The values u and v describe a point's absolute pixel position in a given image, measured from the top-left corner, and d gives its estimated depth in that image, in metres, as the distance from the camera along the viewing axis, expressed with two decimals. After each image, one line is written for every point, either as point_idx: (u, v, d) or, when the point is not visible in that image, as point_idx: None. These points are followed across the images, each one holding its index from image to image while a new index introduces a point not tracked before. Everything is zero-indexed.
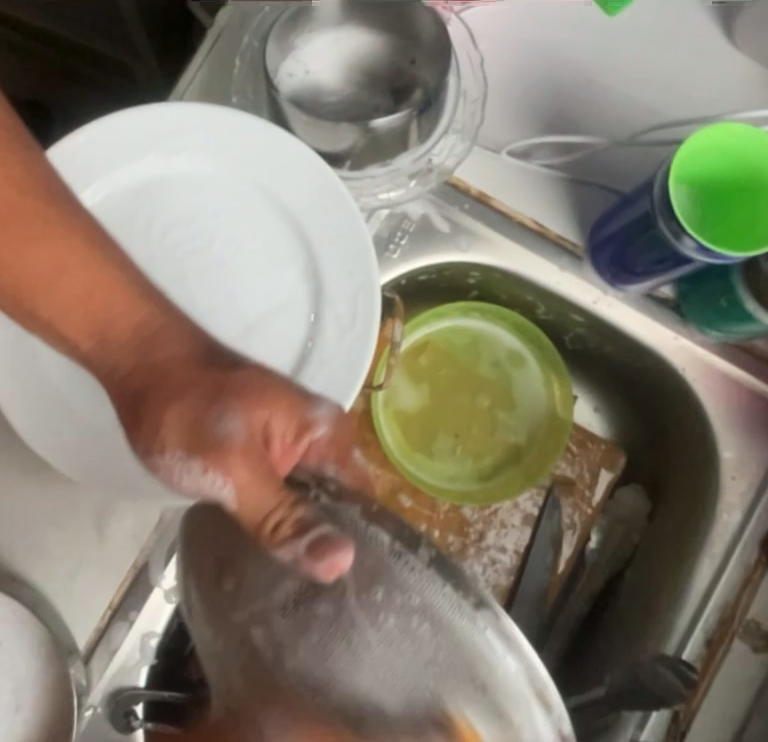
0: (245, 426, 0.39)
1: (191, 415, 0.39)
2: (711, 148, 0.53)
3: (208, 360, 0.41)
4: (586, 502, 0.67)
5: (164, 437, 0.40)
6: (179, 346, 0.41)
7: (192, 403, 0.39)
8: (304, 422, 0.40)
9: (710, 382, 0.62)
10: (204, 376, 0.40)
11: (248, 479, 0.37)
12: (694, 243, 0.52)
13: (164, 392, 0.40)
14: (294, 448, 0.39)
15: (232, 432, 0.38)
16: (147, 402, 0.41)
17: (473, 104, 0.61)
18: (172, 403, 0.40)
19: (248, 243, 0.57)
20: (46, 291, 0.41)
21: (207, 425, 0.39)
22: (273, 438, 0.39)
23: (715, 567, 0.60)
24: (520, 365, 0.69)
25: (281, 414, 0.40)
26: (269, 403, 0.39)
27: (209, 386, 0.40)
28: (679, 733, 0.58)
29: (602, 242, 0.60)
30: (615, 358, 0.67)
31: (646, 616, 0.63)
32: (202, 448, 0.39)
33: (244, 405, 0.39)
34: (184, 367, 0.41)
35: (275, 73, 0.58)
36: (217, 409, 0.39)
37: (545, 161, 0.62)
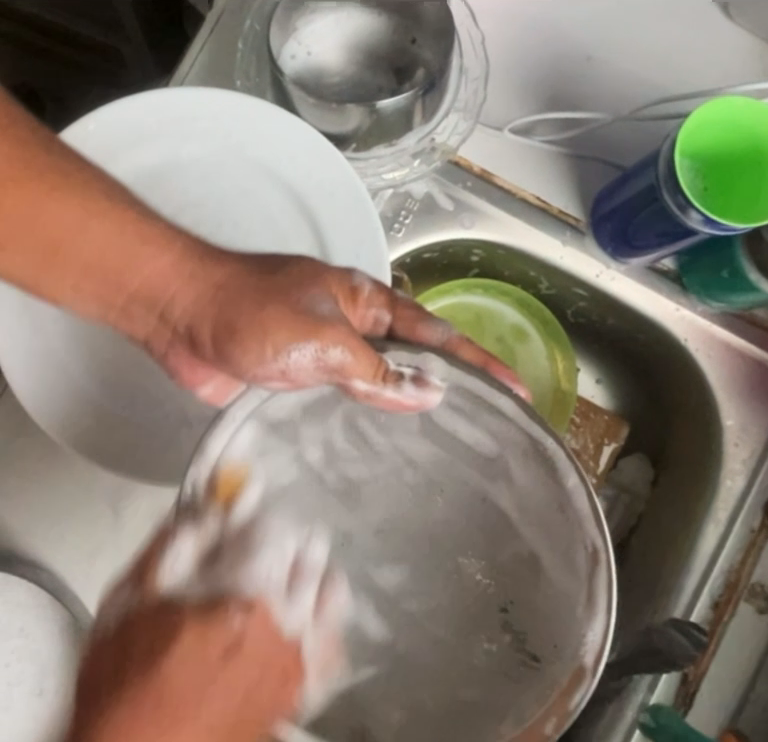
0: (319, 347, 0.40)
1: (275, 316, 0.41)
2: (731, 118, 0.54)
3: (233, 284, 0.42)
4: (591, 472, 0.69)
5: (273, 338, 0.41)
6: (190, 298, 0.42)
7: (275, 300, 0.41)
8: (354, 288, 0.44)
9: (712, 352, 0.64)
10: (244, 294, 0.42)
11: (354, 339, 0.40)
12: (700, 215, 0.54)
13: (226, 321, 0.42)
14: (352, 311, 0.44)
15: (333, 312, 0.41)
16: (232, 319, 0.41)
17: (474, 81, 0.62)
18: (262, 333, 0.41)
19: (254, 210, 0.57)
20: (80, 247, 0.42)
21: (304, 302, 0.41)
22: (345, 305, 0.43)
23: (720, 531, 0.61)
24: (523, 339, 0.70)
25: (283, 331, 0.40)
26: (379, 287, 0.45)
27: (276, 285, 0.42)
28: (688, 693, 0.59)
29: (604, 216, 0.61)
30: (618, 330, 0.68)
31: (652, 581, 0.64)
32: (319, 332, 0.40)
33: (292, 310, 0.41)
34: (232, 288, 0.42)
35: (278, 54, 0.58)
36: (303, 297, 0.41)
37: (546, 138, 0.63)
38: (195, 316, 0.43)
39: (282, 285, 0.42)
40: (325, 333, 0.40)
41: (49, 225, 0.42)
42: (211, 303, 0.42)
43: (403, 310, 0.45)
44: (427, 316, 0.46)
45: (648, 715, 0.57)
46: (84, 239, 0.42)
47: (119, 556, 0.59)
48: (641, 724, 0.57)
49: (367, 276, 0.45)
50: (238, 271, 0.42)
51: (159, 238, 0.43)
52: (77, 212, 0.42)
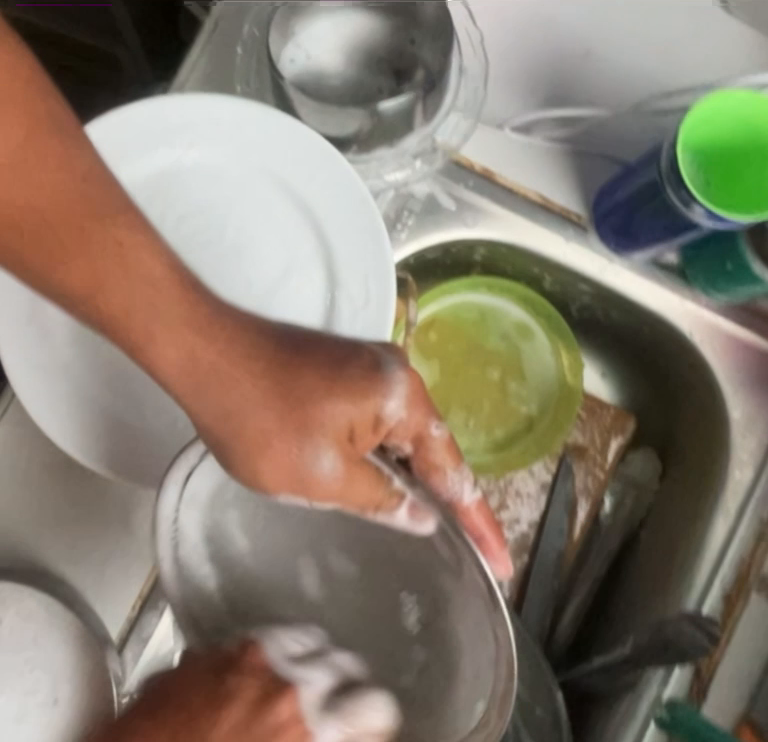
0: (311, 492, 0.44)
1: (281, 455, 0.43)
2: (730, 112, 0.54)
3: (264, 390, 0.42)
4: (599, 467, 0.70)
5: (265, 479, 0.44)
6: (209, 390, 0.42)
7: (285, 442, 0.43)
8: (379, 420, 0.44)
9: (718, 344, 0.64)
10: (264, 409, 0.42)
11: (345, 478, 0.43)
12: (704, 209, 0.54)
13: (234, 430, 0.42)
14: (372, 439, 0.45)
15: (331, 468, 0.43)
16: (231, 440, 0.43)
17: (474, 82, 0.62)
18: (264, 448, 0.43)
19: (238, 265, 0.56)
20: (123, 309, 0.40)
21: (308, 449, 0.43)
22: (358, 430, 0.44)
23: (730, 524, 0.61)
24: (528, 336, 0.70)
25: (278, 440, 0.43)
26: (410, 401, 0.45)
27: (294, 417, 0.42)
28: (703, 687, 0.59)
29: (606, 214, 0.61)
30: (623, 325, 0.69)
31: (662, 574, 0.65)
32: (307, 487, 0.43)
33: (303, 438, 0.43)
34: (250, 400, 0.42)
35: (277, 58, 0.58)
36: (312, 446, 0.43)
37: (549, 136, 0.63)
38: (196, 411, 0.42)
39: (298, 415, 0.42)
40: (313, 485, 0.43)
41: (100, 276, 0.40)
42: (219, 403, 0.42)
43: (431, 451, 0.47)
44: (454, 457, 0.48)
45: (664, 711, 0.58)
46: (108, 297, 0.40)
47: (131, 564, 0.59)
48: (657, 719, 0.58)
49: (397, 394, 0.44)
50: (251, 372, 0.42)
51: (179, 324, 0.41)
52: (125, 275, 0.40)
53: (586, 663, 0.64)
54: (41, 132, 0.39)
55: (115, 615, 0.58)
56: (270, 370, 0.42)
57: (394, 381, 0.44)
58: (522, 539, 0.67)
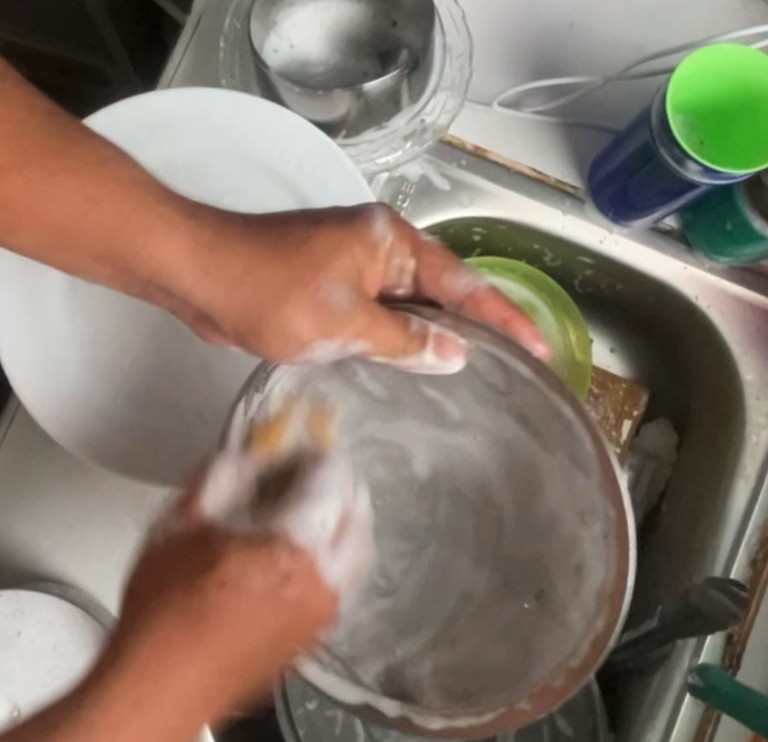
0: (356, 290, 0.44)
1: (311, 276, 0.44)
2: (703, 70, 0.54)
3: (257, 233, 0.44)
4: (613, 442, 0.68)
5: (295, 329, 0.44)
6: (186, 274, 0.43)
7: (299, 288, 0.44)
8: (372, 241, 0.45)
9: (724, 308, 0.63)
10: (276, 270, 0.44)
11: (367, 321, 0.43)
12: (698, 166, 0.53)
13: (274, 292, 0.44)
14: (373, 267, 0.45)
15: (346, 296, 0.44)
16: (269, 291, 0.44)
17: (459, 59, 0.61)
18: (294, 291, 0.44)
19: None
20: (92, 231, 0.42)
21: (323, 288, 0.44)
22: (365, 271, 0.45)
23: (751, 487, 0.60)
24: (533, 314, 0.69)
25: (332, 265, 0.44)
26: (397, 228, 0.46)
27: (298, 263, 0.44)
28: (735, 655, 0.58)
29: (602, 183, 0.61)
30: (627, 295, 0.68)
31: (684, 546, 0.64)
32: (331, 325, 0.44)
33: (337, 268, 0.44)
34: (261, 255, 0.44)
35: (261, 48, 0.58)
36: (320, 282, 0.44)
37: (539, 108, 0.62)
38: (215, 303, 0.44)
39: (297, 271, 0.44)
40: (338, 313, 0.43)
41: (68, 222, 0.41)
42: (225, 284, 0.43)
43: (430, 253, 0.47)
44: (451, 257, 0.48)
45: (697, 677, 0.56)
46: (90, 223, 0.42)
47: None
48: (690, 686, 0.56)
49: (383, 215, 0.46)
50: (247, 248, 0.44)
51: (169, 220, 0.43)
52: (88, 187, 0.41)
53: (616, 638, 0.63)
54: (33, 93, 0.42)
55: None
56: (267, 240, 0.44)
57: (374, 211, 0.46)
58: None
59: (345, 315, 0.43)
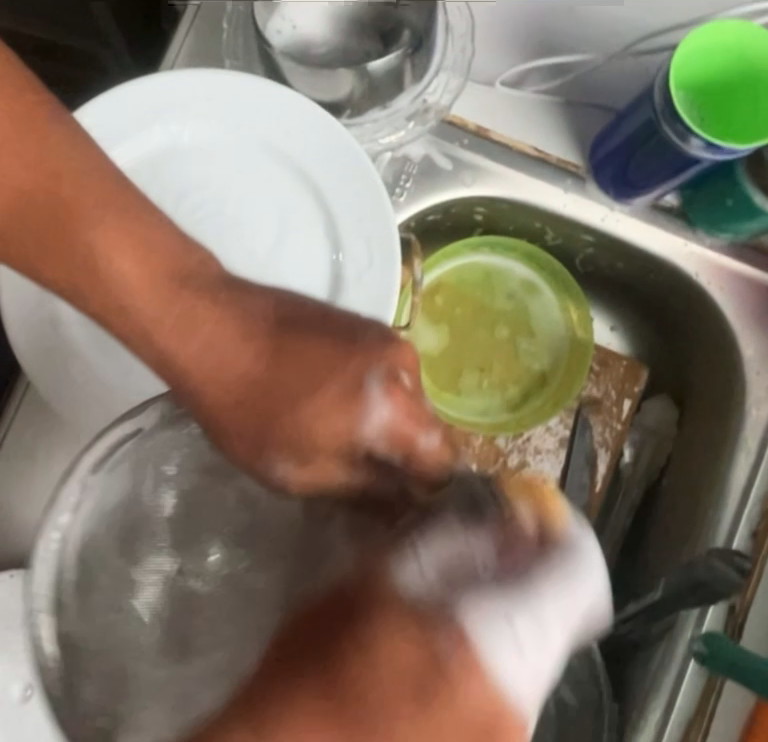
0: (294, 473, 0.38)
1: (253, 446, 0.38)
2: (698, 49, 0.54)
3: (244, 405, 0.38)
4: (615, 420, 0.69)
5: (231, 442, 0.38)
6: (148, 305, 0.40)
7: (245, 450, 0.38)
8: (355, 427, 0.37)
9: (725, 284, 0.64)
10: (235, 409, 0.38)
11: (310, 481, 0.38)
12: (701, 141, 0.54)
13: (215, 429, 0.39)
14: (335, 420, 0.37)
15: (286, 481, 0.38)
16: (231, 428, 0.38)
17: (461, 39, 0.61)
18: (236, 410, 0.38)
19: (247, 237, 0.57)
20: (97, 250, 0.40)
21: (261, 464, 0.38)
22: (315, 436, 0.37)
23: (752, 459, 0.61)
24: (535, 294, 0.70)
25: (238, 422, 0.38)
26: (405, 403, 0.37)
27: (265, 405, 0.38)
28: (738, 626, 0.58)
29: (603, 160, 0.61)
30: (627, 273, 0.69)
31: (685, 518, 0.65)
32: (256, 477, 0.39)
33: (291, 453, 0.37)
34: (225, 408, 0.38)
35: (264, 29, 0.59)
36: (293, 417, 0.37)
37: (539, 87, 0.64)
38: (149, 330, 0.40)
39: (282, 410, 0.37)
40: (320, 433, 0.37)
41: (74, 235, 0.40)
42: (213, 367, 0.38)
43: (413, 404, 0.37)
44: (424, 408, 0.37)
45: (702, 645, 0.57)
46: (94, 252, 0.40)
47: None
48: (696, 655, 0.58)
49: (378, 375, 0.37)
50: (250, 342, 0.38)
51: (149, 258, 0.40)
52: (111, 224, 0.40)
53: (620, 611, 0.65)
54: (43, 115, 0.41)
55: None
56: (261, 337, 0.38)
57: (371, 387, 0.37)
58: None
59: (302, 485, 0.39)
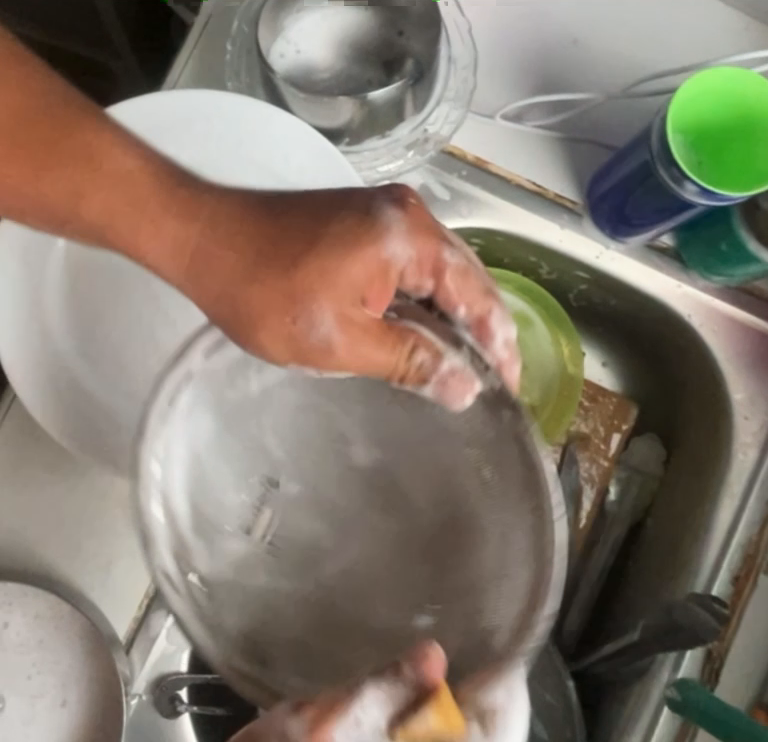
0: (341, 323, 0.40)
1: (289, 310, 0.40)
2: (690, 102, 0.54)
3: (266, 257, 0.40)
4: (602, 456, 0.69)
5: (265, 334, 0.41)
6: (155, 215, 0.40)
7: (282, 318, 0.40)
8: (379, 265, 0.41)
9: (717, 327, 0.64)
10: (254, 284, 0.40)
11: (343, 314, 0.40)
12: (695, 186, 0.54)
13: (249, 312, 0.40)
14: (375, 288, 0.41)
15: (328, 337, 0.40)
16: (262, 307, 0.40)
17: (464, 71, 0.62)
18: (288, 297, 0.40)
19: None
20: (86, 174, 0.40)
21: (302, 331, 0.41)
22: (368, 290, 0.41)
23: (736, 504, 0.61)
24: (528, 325, 0.69)
25: (277, 298, 0.40)
26: (416, 230, 0.42)
27: (290, 281, 0.40)
28: (713, 671, 0.58)
29: (599, 197, 0.61)
30: (621, 310, 0.68)
31: (667, 560, 0.64)
32: (304, 360, 0.41)
33: (328, 299, 0.40)
34: (237, 268, 0.40)
35: (268, 53, 0.59)
36: (307, 306, 0.40)
37: (539, 123, 0.63)
38: (164, 251, 0.40)
39: (298, 284, 0.40)
40: (350, 279, 0.40)
41: (67, 156, 0.40)
42: (225, 266, 0.40)
43: (451, 278, 0.44)
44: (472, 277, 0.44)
45: (675, 690, 0.57)
46: (89, 177, 0.40)
47: (137, 562, 0.59)
48: (668, 699, 0.57)
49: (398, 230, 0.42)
50: (244, 237, 0.40)
51: (134, 175, 0.40)
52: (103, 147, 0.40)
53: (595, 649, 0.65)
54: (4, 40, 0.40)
55: (123, 613, 0.58)
56: (256, 227, 0.41)
57: (392, 220, 0.42)
58: None
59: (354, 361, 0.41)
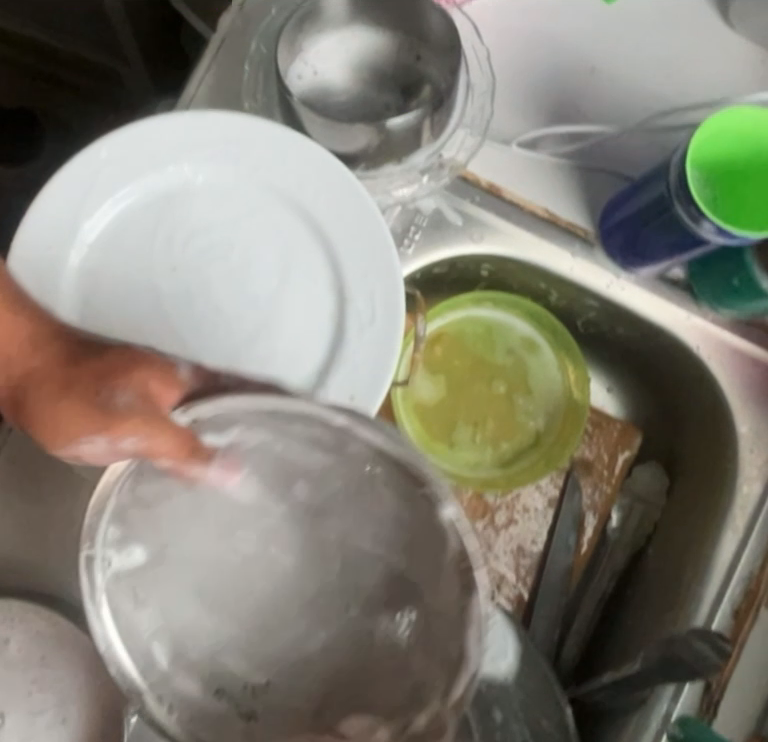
0: (139, 395, 0.42)
1: (88, 401, 0.43)
2: (708, 134, 0.54)
3: (67, 376, 0.45)
4: (605, 482, 0.69)
5: (78, 444, 0.43)
6: (41, 366, 0.46)
7: (86, 420, 0.43)
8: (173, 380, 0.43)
9: (724, 359, 0.64)
10: (64, 403, 0.44)
11: (147, 424, 0.40)
12: (713, 225, 0.54)
13: (69, 426, 0.43)
14: (162, 391, 0.43)
15: (128, 402, 0.42)
16: (61, 423, 0.44)
17: (480, 98, 0.62)
18: (85, 416, 0.43)
19: (253, 284, 0.57)
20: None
21: (108, 402, 0.43)
22: (154, 393, 0.42)
23: (739, 538, 0.61)
24: (535, 352, 0.71)
25: (87, 421, 0.43)
26: (154, 383, 0.43)
27: (94, 403, 0.43)
28: (713, 704, 0.59)
29: (612, 228, 0.61)
30: (629, 338, 0.69)
31: (669, 590, 0.65)
32: (111, 422, 0.42)
33: (90, 417, 0.43)
34: (45, 385, 0.45)
35: (285, 74, 0.58)
36: (102, 411, 0.43)
37: (554, 151, 0.63)
38: (41, 410, 0.45)
39: (92, 394, 0.44)
40: (120, 408, 0.42)
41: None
42: (82, 408, 0.43)
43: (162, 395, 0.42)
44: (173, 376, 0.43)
45: (677, 726, 0.57)
46: (4, 363, 0.46)
47: None
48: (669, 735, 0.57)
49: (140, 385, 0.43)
50: (62, 377, 0.45)
51: (30, 331, 0.47)
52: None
53: (595, 678, 0.65)
54: None
55: None
56: (78, 384, 0.44)
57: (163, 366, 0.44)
58: (525, 569, 0.67)
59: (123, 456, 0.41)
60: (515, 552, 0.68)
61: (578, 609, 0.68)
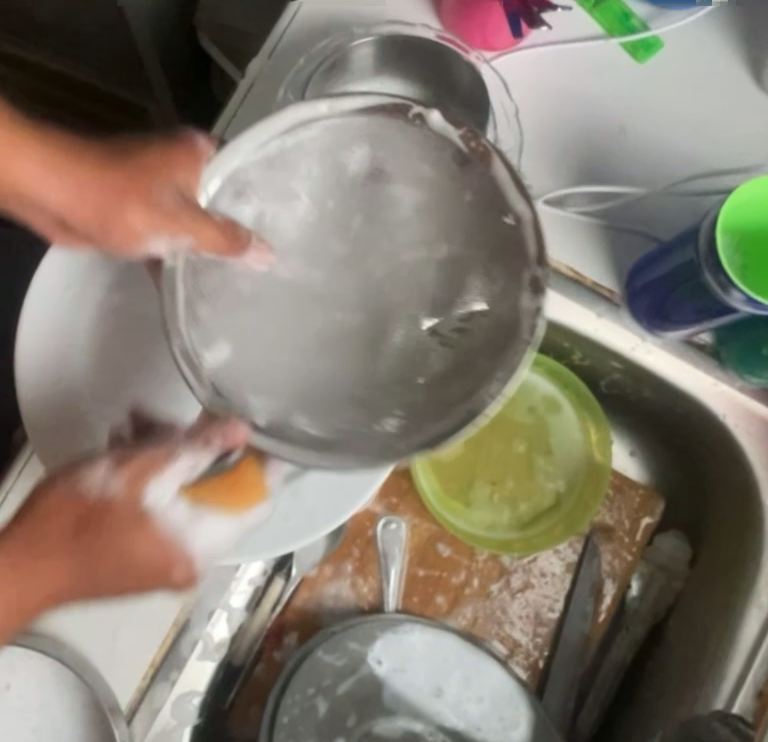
0: (181, 215, 0.47)
1: (142, 215, 0.48)
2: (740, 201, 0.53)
3: (105, 153, 0.50)
4: (626, 550, 0.67)
5: (134, 230, 0.48)
6: (73, 191, 0.49)
7: (137, 204, 0.48)
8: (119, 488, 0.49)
9: (752, 428, 0.62)
10: (119, 199, 0.48)
11: (193, 217, 0.47)
12: (742, 296, 0.52)
13: (118, 231, 0.48)
14: (186, 174, 0.49)
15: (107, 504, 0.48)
16: (134, 186, 0.49)
17: (508, 152, 0.62)
18: (145, 214, 0.48)
19: None
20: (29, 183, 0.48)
21: (156, 196, 0.48)
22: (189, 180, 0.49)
23: (763, 616, 0.58)
24: (556, 410, 0.70)
25: (138, 208, 0.48)
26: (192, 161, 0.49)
27: (134, 183, 0.49)
28: None
29: (639, 291, 0.60)
30: (653, 402, 0.67)
31: (689, 667, 0.62)
32: (164, 220, 0.47)
33: (159, 221, 0.47)
34: (98, 189, 0.48)
35: None
36: (155, 196, 0.48)
37: (581, 209, 0.62)
38: (70, 206, 0.49)
39: (139, 182, 0.49)
40: (158, 193, 0.48)
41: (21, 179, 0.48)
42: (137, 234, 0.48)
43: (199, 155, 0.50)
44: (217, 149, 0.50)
45: None
46: (43, 185, 0.48)
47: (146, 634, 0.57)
48: None
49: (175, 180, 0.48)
50: (104, 167, 0.49)
51: (55, 163, 0.49)
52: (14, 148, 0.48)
53: None
54: None
55: (127, 686, 0.56)
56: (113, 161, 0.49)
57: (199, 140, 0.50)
58: (541, 636, 0.66)
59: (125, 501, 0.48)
60: (531, 619, 0.66)
61: (593, 680, 0.67)
